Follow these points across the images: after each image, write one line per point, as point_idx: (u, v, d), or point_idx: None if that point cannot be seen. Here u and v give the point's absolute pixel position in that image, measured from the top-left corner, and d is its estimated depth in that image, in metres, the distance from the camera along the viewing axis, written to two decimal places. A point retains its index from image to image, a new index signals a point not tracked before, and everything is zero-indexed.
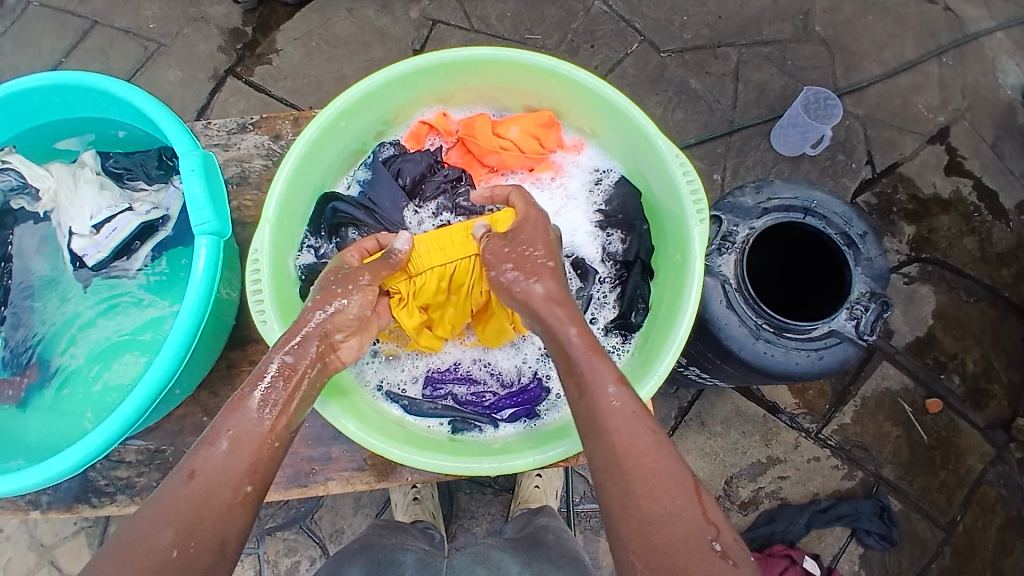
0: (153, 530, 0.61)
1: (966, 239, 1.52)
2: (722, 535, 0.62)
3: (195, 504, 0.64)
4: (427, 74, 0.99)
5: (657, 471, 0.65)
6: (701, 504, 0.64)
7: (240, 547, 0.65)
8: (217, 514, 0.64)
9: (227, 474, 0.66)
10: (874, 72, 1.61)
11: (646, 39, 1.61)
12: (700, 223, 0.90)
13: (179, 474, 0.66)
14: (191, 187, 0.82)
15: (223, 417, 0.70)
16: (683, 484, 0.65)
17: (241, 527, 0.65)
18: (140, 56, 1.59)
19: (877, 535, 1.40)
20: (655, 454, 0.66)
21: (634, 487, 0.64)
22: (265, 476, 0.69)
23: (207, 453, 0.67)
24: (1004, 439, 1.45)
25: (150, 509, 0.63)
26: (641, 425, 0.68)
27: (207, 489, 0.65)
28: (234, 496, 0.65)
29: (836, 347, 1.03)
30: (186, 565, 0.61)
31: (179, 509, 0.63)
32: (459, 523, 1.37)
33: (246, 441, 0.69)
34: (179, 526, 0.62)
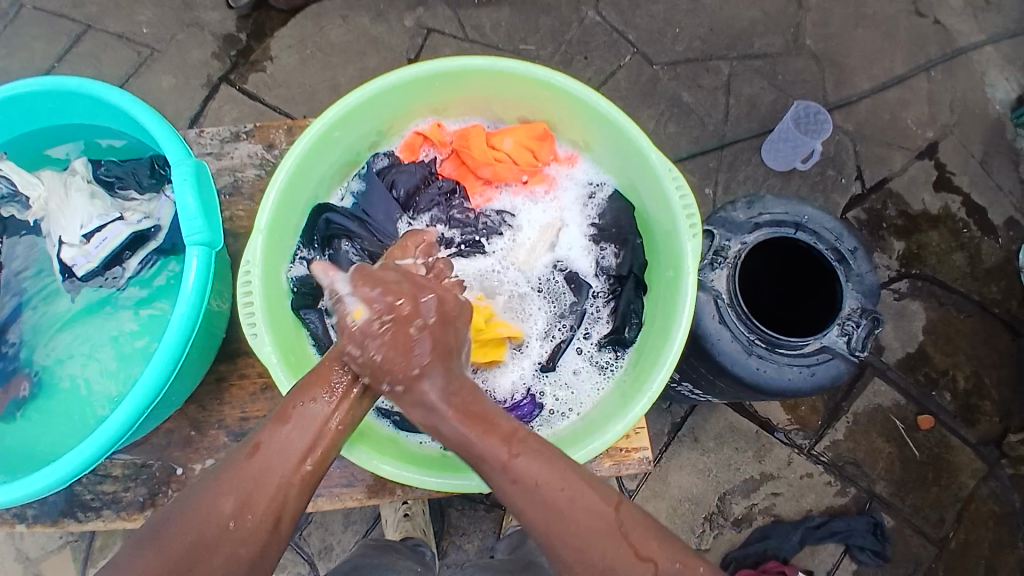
0: (217, 499, 0.66)
1: (956, 254, 1.54)
2: (659, 567, 0.68)
3: (255, 481, 0.66)
4: (421, 84, 0.99)
5: (587, 536, 0.67)
6: (632, 546, 0.68)
7: (297, 520, 0.68)
8: (273, 491, 0.66)
9: (281, 458, 0.67)
10: (863, 87, 1.63)
11: (638, 51, 1.63)
12: (694, 238, 0.90)
13: (247, 444, 0.68)
14: (184, 197, 0.81)
15: (295, 393, 0.70)
16: (610, 536, 0.67)
17: (297, 506, 0.67)
18: (134, 63, 1.58)
19: (869, 550, 1.41)
20: (581, 517, 0.68)
21: (566, 555, 0.68)
22: (327, 457, 0.69)
23: (273, 430, 0.68)
24: (995, 456, 1.46)
25: (221, 475, 0.67)
26: (559, 498, 0.68)
27: (262, 469, 0.67)
28: (291, 475, 0.67)
29: (828, 364, 1.04)
30: (242, 537, 0.65)
31: (240, 483, 0.66)
32: (450, 539, 1.36)
33: (309, 423, 0.69)
34: (238, 499, 0.66)
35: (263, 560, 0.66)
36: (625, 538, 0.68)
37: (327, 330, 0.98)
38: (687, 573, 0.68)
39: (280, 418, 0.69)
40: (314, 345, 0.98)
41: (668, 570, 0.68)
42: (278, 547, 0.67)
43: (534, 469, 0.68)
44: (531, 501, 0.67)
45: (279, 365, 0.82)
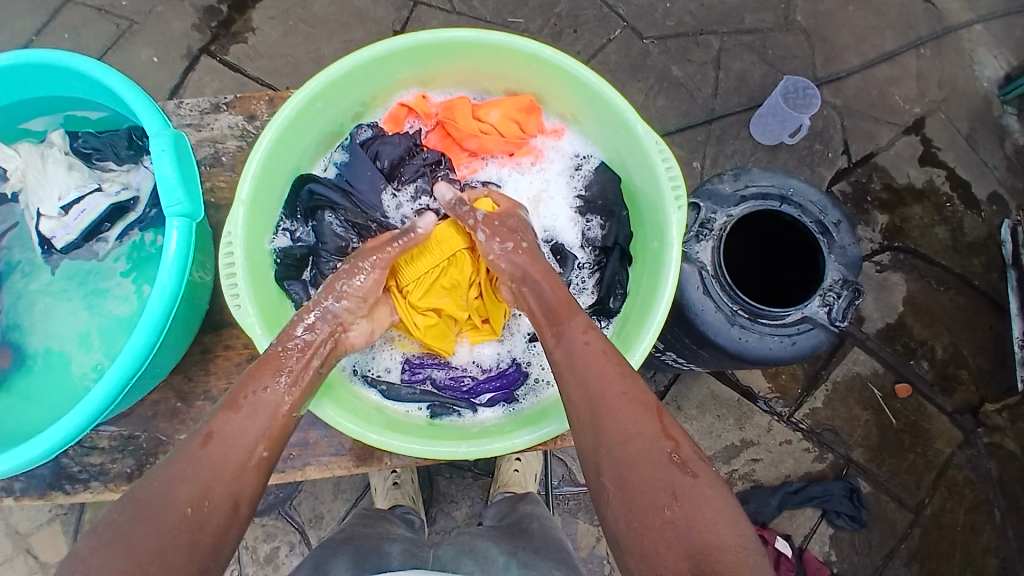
0: (171, 487, 0.64)
1: (938, 228, 1.56)
2: (681, 448, 0.68)
3: (213, 466, 0.67)
4: (406, 55, 0.97)
5: (626, 400, 0.71)
6: (662, 424, 0.70)
7: (252, 509, 0.69)
8: (230, 476, 0.67)
9: (239, 441, 0.69)
10: (853, 63, 1.63)
11: (628, 26, 1.61)
12: (678, 210, 0.90)
13: (199, 434, 0.69)
14: (162, 168, 0.80)
15: (245, 384, 0.75)
16: (644, 408, 0.71)
17: (252, 491, 0.68)
18: (111, 34, 1.54)
19: (845, 516, 1.44)
20: (625, 385, 0.72)
21: (598, 416, 0.71)
22: (277, 446, 0.73)
23: (226, 418, 0.71)
24: (971, 424, 1.50)
25: (169, 469, 0.66)
26: (611, 366, 0.74)
27: (220, 453, 0.68)
28: (246, 460, 0.69)
29: (809, 333, 1.05)
30: (202, 521, 0.64)
31: (197, 470, 0.66)
32: (438, 506, 1.38)
33: (261, 409, 0.73)
34: (196, 485, 0.65)
35: (220, 547, 0.64)
36: (658, 415, 0.71)
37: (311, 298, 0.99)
38: (706, 467, 0.68)
39: (231, 406, 0.72)
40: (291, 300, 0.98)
41: (688, 455, 0.68)
42: (234, 535, 0.66)
43: (600, 341, 0.77)
44: (582, 369, 0.74)
45: (262, 333, 0.83)
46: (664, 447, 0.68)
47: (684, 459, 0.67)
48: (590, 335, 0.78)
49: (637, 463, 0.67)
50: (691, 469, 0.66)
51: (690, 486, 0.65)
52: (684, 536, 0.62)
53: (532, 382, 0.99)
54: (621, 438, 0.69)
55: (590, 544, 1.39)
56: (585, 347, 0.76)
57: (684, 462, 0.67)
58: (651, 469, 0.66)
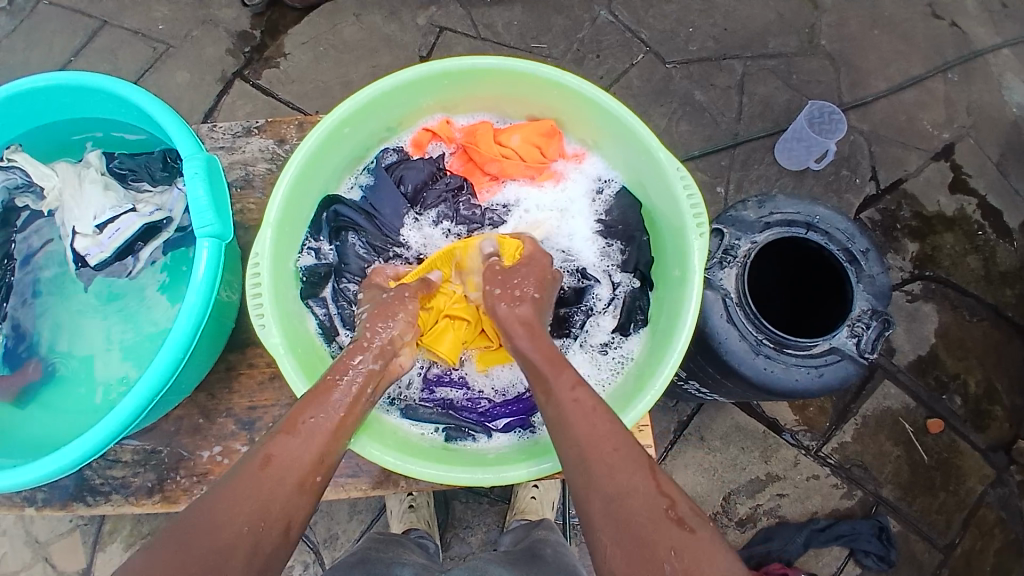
0: (228, 507, 0.66)
1: (970, 257, 1.52)
2: (677, 505, 0.67)
3: (268, 489, 0.67)
4: (432, 81, 0.99)
5: (616, 456, 0.69)
6: (656, 481, 0.68)
7: (302, 529, 0.69)
8: (286, 498, 0.68)
9: (298, 464, 0.69)
10: (880, 88, 1.62)
11: (651, 50, 1.62)
12: (700, 237, 0.89)
13: (258, 456, 0.69)
14: (194, 191, 0.82)
15: (301, 406, 0.74)
16: (638, 464, 0.69)
17: (305, 512, 0.69)
18: (149, 58, 1.60)
19: (874, 556, 1.38)
20: (618, 442, 0.70)
21: (593, 477, 0.69)
22: (329, 469, 0.72)
23: (284, 441, 0.70)
24: (1004, 461, 1.44)
25: (227, 486, 0.67)
26: (601, 422, 0.72)
27: (278, 477, 0.68)
28: (303, 481, 0.69)
29: (836, 365, 1.02)
30: (258, 542, 0.65)
31: (256, 491, 0.67)
32: (454, 531, 1.36)
33: (320, 432, 0.72)
34: (254, 507, 0.66)
35: (269, 567, 0.66)
36: (652, 473, 0.69)
37: (336, 320, 1.00)
38: (703, 521, 0.66)
39: (290, 429, 0.72)
40: (323, 337, 0.98)
41: (686, 511, 0.66)
42: (285, 554, 0.67)
43: (590, 395, 0.74)
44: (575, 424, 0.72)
45: (286, 355, 0.83)
46: (660, 505, 0.66)
47: (681, 515, 0.66)
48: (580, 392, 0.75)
49: (631, 524, 0.65)
50: (690, 524, 0.65)
51: (688, 542, 0.64)
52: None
53: None
54: (615, 498, 0.67)
55: None
56: (574, 404, 0.73)
57: (681, 518, 0.65)
58: (647, 529, 0.64)
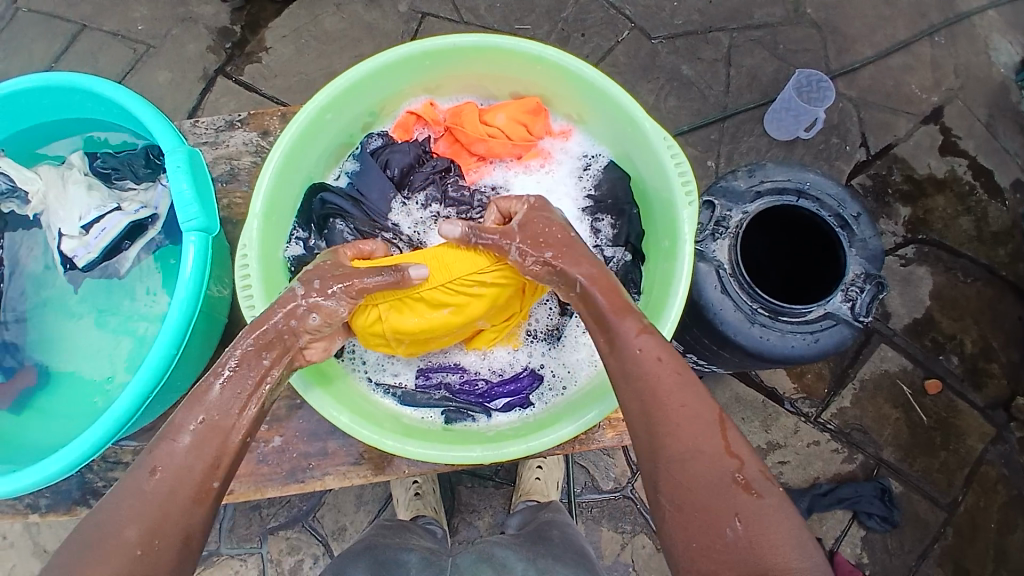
0: (118, 529, 0.61)
1: (962, 219, 1.52)
2: (745, 468, 0.64)
3: (161, 503, 0.63)
4: (413, 63, 0.98)
5: (684, 412, 0.67)
6: (726, 441, 0.65)
7: (204, 539, 0.66)
8: (180, 511, 0.64)
9: (188, 475, 0.66)
10: (867, 54, 1.60)
11: (636, 26, 1.60)
12: (688, 206, 0.89)
13: (145, 471, 0.65)
14: (179, 184, 0.82)
15: (187, 410, 0.70)
16: (706, 422, 0.66)
17: (205, 521, 0.65)
18: (130, 59, 1.58)
19: (877, 516, 1.40)
20: (686, 400, 0.67)
21: (661, 430, 0.66)
22: (228, 471, 0.69)
23: (170, 447, 0.66)
24: (1004, 419, 1.45)
25: (118, 507, 0.63)
26: (668, 374, 0.69)
27: (168, 488, 0.64)
28: (198, 492, 0.65)
29: (832, 330, 1.02)
30: (155, 562, 0.61)
31: (146, 507, 0.63)
32: (461, 516, 1.37)
33: (211, 436, 0.69)
34: (146, 524, 0.62)
35: None
36: (721, 430, 0.66)
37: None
38: (772, 485, 0.64)
39: (176, 436, 0.67)
40: None
41: (753, 475, 0.64)
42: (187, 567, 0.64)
43: (652, 347, 0.71)
44: (636, 387, 0.69)
45: None
46: (727, 469, 0.64)
47: (749, 480, 0.64)
48: (643, 340, 0.72)
49: (697, 483, 0.63)
50: (757, 490, 0.63)
51: (755, 508, 0.62)
52: (748, 559, 0.60)
53: (546, 387, 0.99)
54: (681, 465, 0.64)
55: (614, 553, 1.36)
56: (637, 355, 0.71)
57: (750, 484, 0.63)
58: (714, 493, 0.63)
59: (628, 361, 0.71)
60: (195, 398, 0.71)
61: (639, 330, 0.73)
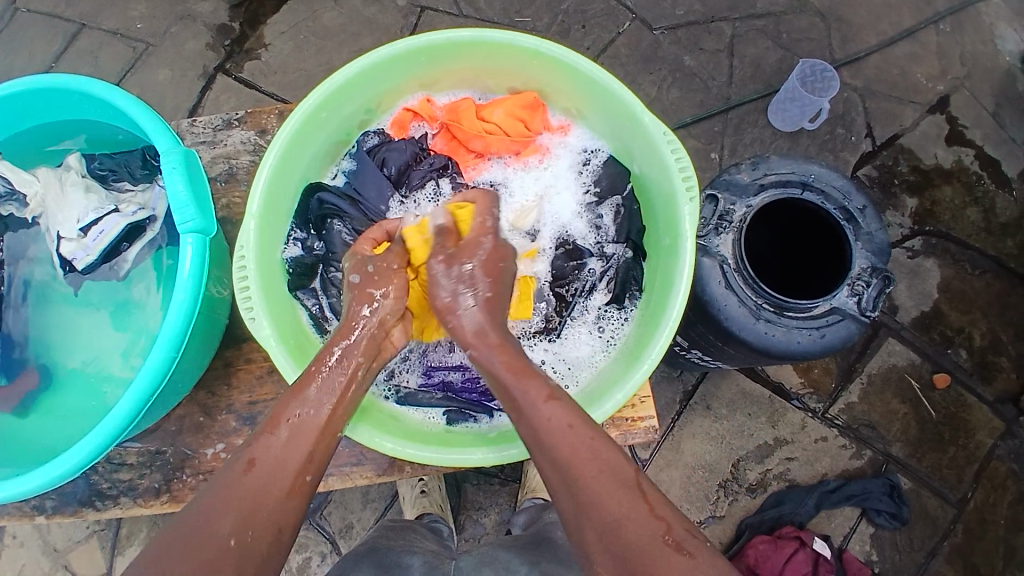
0: (214, 519, 0.64)
1: (970, 210, 1.49)
2: (672, 527, 0.65)
3: (254, 494, 0.65)
4: (409, 59, 0.97)
5: (603, 480, 0.67)
6: (650, 505, 0.66)
7: (294, 532, 0.67)
8: (273, 505, 0.65)
9: (279, 470, 0.67)
10: (872, 43, 1.58)
11: (637, 17, 1.58)
12: (690, 202, 0.88)
13: (240, 463, 0.67)
14: (174, 185, 0.81)
15: (283, 405, 0.71)
16: (626, 485, 0.67)
17: (296, 517, 0.67)
18: (129, 58, 1.57)
19: (886, 513, 1.39)
20: (603, 464, 0.68)
21: (585, 502, 0.66)
22: (320, 466, 0.70)
23: (267, 442, 0.68)
24: (1013, 413, 1.43)
25: (214, 497, 0.66)
26: (583, 442, 0.68)
27: (262, 482, 0.66)
28: (291, 485, 0.67)
29: (838, 325, 1.01)
30: (245, 554, 0.63)
31: (240, 499, 0.65)
32: (467, 513, 1.37)
33: (305, 430, 0.70)
34: (240, 516, 0.64)
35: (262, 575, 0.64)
36: (642, 492, 0.67)
37: (325, 309, 0.99)
38: (699, 539, 0.65)
39: (273, 428, 0.70)
40: (314, 327, 0.98)
41: (680, 532, 0.65)
42: (278, 560, 0.65)
43: (566, 413, 0.70)
44: (554, 462, 0.68)
45: (276, 345, 0.83)
46: (656, 530, 0.64)
47: (678, 539, 0.64)
48: (554, 408, 0.70)
49: (629, 552, 0.63)
50: (687, 547, 0.64)
51: (689, 568, 0.62)
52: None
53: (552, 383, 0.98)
54: (610, 532, 0.65)
55: None
56: (549, 424, 0.69)
57: (679, 542, 0.64)
58: (647, 559, 0.63)
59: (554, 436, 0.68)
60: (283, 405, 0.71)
61: (548, 396, 0.71)
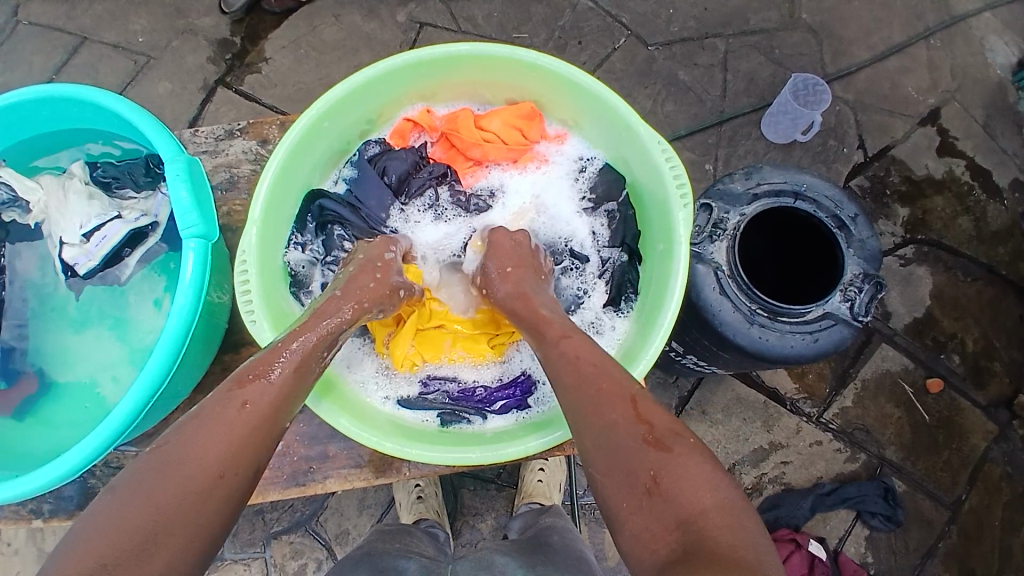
0: (200, 452, 0.63)
1: (962, 219, 1.52)
2: (655, 428, 0.66)
3: (241, 434, 0.65)
4: (410, 71, 0.99)
5: (598, 395, 0.69)
6: (636, 408, 0.68)
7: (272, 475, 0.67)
8: (260, 443, 0.66)
9: (270, 408, 0.68)
10: (863, 57, 1.61)
11: (632, 34, 1.62)
12: (684, 208, 0.90)
13: (232, 402, 0.67)
14: (177, 192, 0.82)
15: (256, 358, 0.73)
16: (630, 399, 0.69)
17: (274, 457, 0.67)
18: (131, 71, 1.59)
19: (881, 516, 1.39)
20: (600, 382, 0.71)
21: (579, 415, 0.70)
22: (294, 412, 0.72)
23: (257, 385, 0.69)
24: (1006, 417, 1.44)
25: (196, 431, 0.65)
26: (585, 366, 0.73)
27: (253, 420, 0.67)
28: (272, 425, 0.68)
29: (831, 330, 1.03)
30: (230, 488, 0.63)
31: (230, 434, 0.65)
32: (464, 519, 1.37)
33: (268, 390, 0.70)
34: (228, 450, 0.64)
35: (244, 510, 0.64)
36: (632, 402, 0.68)
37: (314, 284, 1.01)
38: (684, 438, 0.65)
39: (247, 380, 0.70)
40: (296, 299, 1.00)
41: (664, 432, 0.66)
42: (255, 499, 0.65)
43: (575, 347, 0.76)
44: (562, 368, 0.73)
45: None
46: (638, 432, 0.65)
47: (659, 436, 0.65)
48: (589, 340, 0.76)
49: (616, 452, 0.65)
50: (668, 444, 0.64)
51: (668, 462, 0.63)
52: (670, 510, 0.60)
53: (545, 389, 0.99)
54: (597, 434, 0.67)
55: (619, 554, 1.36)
56: (566, 355, 0.75)
57: (659, 439, 0.65)
58: (629, 453, 0.64)
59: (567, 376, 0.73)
60: (296, 367, 0.73)
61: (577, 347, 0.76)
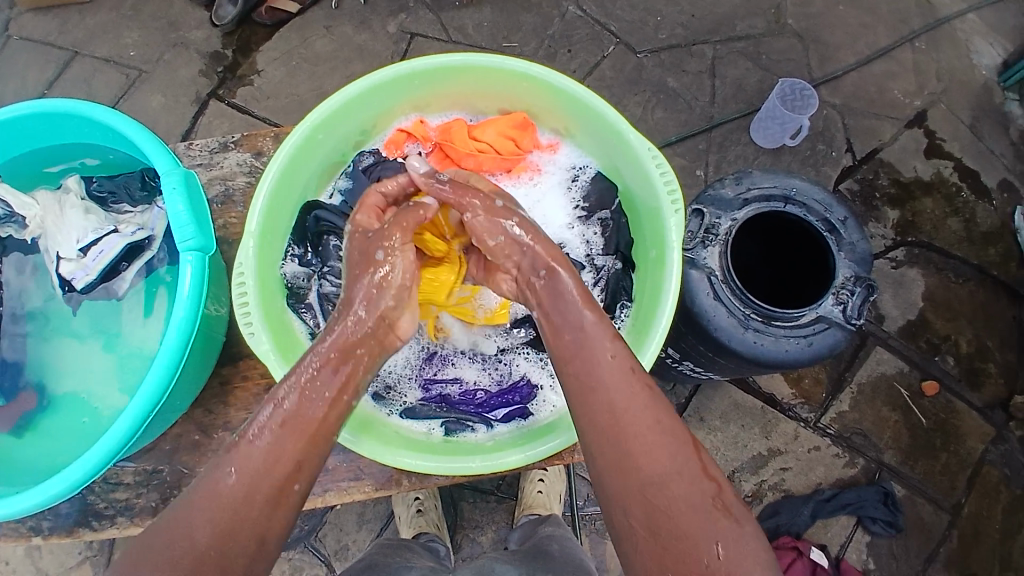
0: (192, 528, 0.64)
1: (951, 220, 1.54)
2: (721, 491, 0.67)
3: (233, 508, 0.65)
4: (403, 83, 1.01)
5: (659, 439, 0.68)
6: (701, 462, 0.68)
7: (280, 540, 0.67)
8: (257, 512, 0.65)
9: (266, 474, 0.67)
10: (849, 62, 1.64)
11: (622, 42, 1.64)
12: (676, 214, 0.91)
13: (223, 470, 0.67)
14: (174, 206, 0.83)
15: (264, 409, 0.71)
16: (680, 446, 0.68)
17: (279, 525, 0.66)
18: (122, 84, 1.60)
19: (882, 522, 1.40)
20: (661, 418, 0.69)
21: (636, 454, 0.67)
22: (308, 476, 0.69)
23: (247, 450, 0.68)
24: (1003, 418, 1.46)
25: (192, 504, 0.65)
26: (642, 391, 0.70)
27: (244, 487, 0.66)
28: (276, 492, 0.66)
29: (825, 333, 1.04)
30: (225, 563, 0.63)
31: (221, 508, 0.65)
32: (464, 532, 1.37)
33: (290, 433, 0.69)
34: (218, 526, 0.64)
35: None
36: (696, 453, 0.69)
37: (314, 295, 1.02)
38: (744, 510, 0.67)
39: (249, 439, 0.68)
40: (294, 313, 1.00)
41: (728, 498, 0.67)
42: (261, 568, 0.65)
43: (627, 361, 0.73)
44: (610, 436, 0.69)
45: (274, 358, 0.84)
46: (706, 491, 0.66)
47: (725, 502, 0.66)
48: (617, 348, 0.74)
49: (681, 506, 0.65)
50: (733, 512, 0.66)
51: (733, 532, 0.64)
52: None
53: (543, 396, 1.00)
54: (658, 483, 0.66)
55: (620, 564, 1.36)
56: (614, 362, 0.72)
57: (725, 506, 0.66)
58: (696, 514, 0.64)
59: (586, 369, 0.72)
60: (296, 428, 0.69)
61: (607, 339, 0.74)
